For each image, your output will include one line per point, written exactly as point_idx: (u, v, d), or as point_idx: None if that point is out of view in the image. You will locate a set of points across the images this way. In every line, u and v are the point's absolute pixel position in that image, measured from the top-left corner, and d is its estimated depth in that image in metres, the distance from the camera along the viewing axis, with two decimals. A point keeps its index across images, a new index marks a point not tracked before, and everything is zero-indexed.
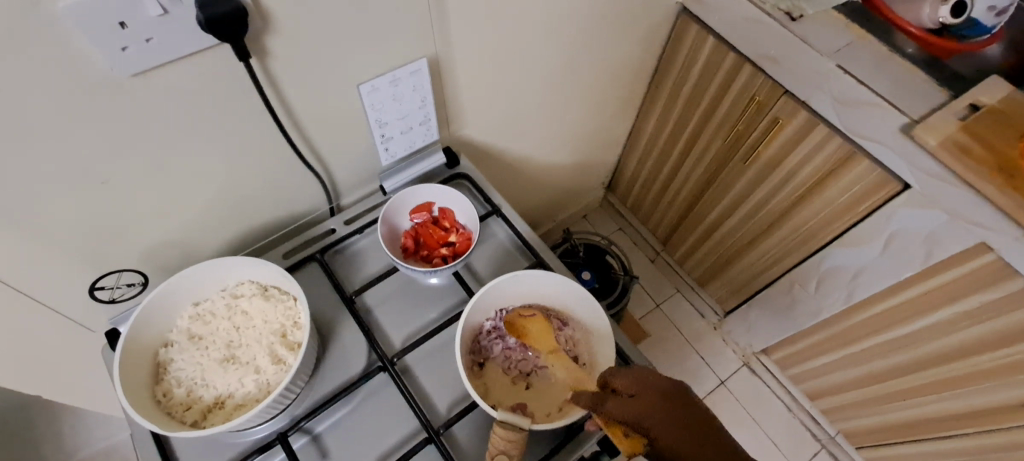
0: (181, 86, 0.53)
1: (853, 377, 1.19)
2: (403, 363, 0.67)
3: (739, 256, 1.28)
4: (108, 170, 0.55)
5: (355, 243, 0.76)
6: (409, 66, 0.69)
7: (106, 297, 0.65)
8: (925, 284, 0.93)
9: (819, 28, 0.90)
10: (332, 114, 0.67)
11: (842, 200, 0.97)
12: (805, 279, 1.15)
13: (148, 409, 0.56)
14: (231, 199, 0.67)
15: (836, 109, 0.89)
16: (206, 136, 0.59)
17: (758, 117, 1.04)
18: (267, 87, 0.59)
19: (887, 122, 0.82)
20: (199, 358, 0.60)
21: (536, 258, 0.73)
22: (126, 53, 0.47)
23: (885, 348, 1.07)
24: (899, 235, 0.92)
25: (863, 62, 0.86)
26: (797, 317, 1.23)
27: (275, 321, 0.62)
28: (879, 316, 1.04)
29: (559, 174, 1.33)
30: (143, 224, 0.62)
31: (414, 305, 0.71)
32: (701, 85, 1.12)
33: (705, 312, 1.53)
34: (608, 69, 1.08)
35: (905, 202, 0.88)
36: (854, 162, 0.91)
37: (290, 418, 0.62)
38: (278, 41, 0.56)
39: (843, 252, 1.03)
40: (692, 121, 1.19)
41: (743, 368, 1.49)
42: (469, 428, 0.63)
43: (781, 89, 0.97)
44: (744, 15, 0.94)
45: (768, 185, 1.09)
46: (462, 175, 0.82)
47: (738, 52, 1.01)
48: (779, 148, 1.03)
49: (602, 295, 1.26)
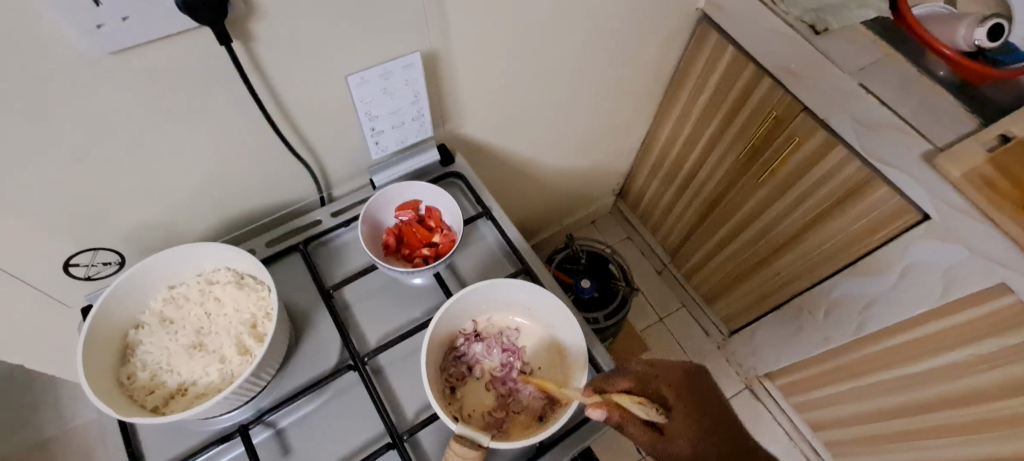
0: (160, 67, 0.52)
1: (857, 411, 1.13)
2: (375, 363, 0.66)
3: (748, 276, 1.23)
4: (83, 148, 0.54)
5: (340, 236, 0.74)
6: (401, 60, 0.67)
7: (82, 274, 0.65)
8: (941, 322, 0.88)
9: (845, 42, 0.85)
10: (321, 103, 0.66)
11: (857, 226, 0.93)
12: (813, 306, 1.10)
13: (108, 391, 0.55)
14: (215, 185, 0.67)
15: (856, 130, 0.84)
16: (187, 120, 0.58)
17: (774, 133, 0.99)
18: (252, 73, 0.58)
19: (908, 148, 0.77)
20: (167, 343, 0.60)
21: (521, 264, 0.71)
22: (101, 31, 0.47)
23: (893, 384, 1.01)
24: (915, 267, 0.87)
25: (888, 82, 0.81)
26: (803, 344, 1.18)
27: (246, 310, 0.61)
28: (890, 350, 0.99)
29: (566, 179, 1.30)
30: (123, 204, 0.62)
31: (392, 304, 0.70)
32: (718, 96, 1.08)
33: (709, 330, 1.48)
34: (621, 74, 1.05)
35: (924, 233, 0.83)
36: (871, 187, 0.87)
37: (255, 410, 0.61)
38: (263, 26, 0.55)
39: (855, 281, 0.98)
40: (707, 133, 1.15)
41: (745, 391, 1.44)
42: (434, 435, 0.61)
43: (800, 105, 0.92)
44: (765, 26, 0.90)
45: (781, 204, 1.05)
46: (454, 174, 0.80)
47: (758, 64, 0.97)
48: (794, 167, 0.98)
49: (600, 305, 1.23)
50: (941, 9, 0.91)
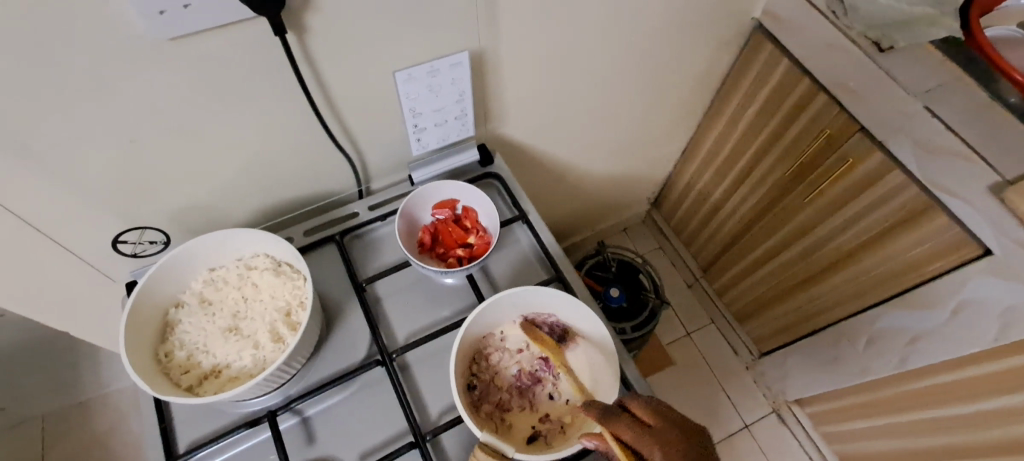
0: (216, 55, 0.53)
1: (891, 449, 1.08)
2: (402, 360, 0.66)
3: (785, 297, 1.19)
4: (137, 130, 0.56)
5: (376, 230, 0.75)
6: (449, 58, 0.66)
7: (129, 251, 0.67)
8: (994, 364, 0.83)
9: (912, 61, 0.81)
10: (367, 97, 0.66)
11: (909, 255, 0.88)
12: (854, 334, 1.05)
13: (146, 368, 0.57)
14: (259, 172, 0.68)
15: (916, 155, 0.80)
16: (237, 108, 0.59)
17: (825, 153, 0.95)
18: (303, 64, 0.58)
19: (973, 177, 0.73)
20: (205, 324, 0.61)
21: (555, 272, 0.70)
22: (163, 17, 0.47)
23: (934, 424, 0.96)
24: (970, 304, 0.82)
25: (956, 106, 0.76)
26: (839, 373, 1.13)
27: (281, 298, 0.62)
28: (935, 388, 0.93)
29: (602, 184, 1.28)
30: (172, 185, 0.63)
31: (423, 302, 0.69)
32: (767, 110, 1.04)
33: (739, 350, 1.44)
34: (667, 81, 1.02)
35: (983, 269, 0.78)
36: (928, 216, 0.82)
37: (284, 397, 0.62)
38: (318, 17, 0.55)
39: (902, 313, 0.93)
40: (752, 147, 1.11)
41: (771, 415, 1.39)
42: (457, 438, 0.60)
43: (856, 125, 0.88)
44: (826, 40, 0.86)
45: (828, 226, 1.00)
46: (493, 175, 0.79)
47: (814, 79, 0.93)
48: (845, 189, 0.94)
49: (628, 315, 1.21)
50: (1009, 32, 0.88)
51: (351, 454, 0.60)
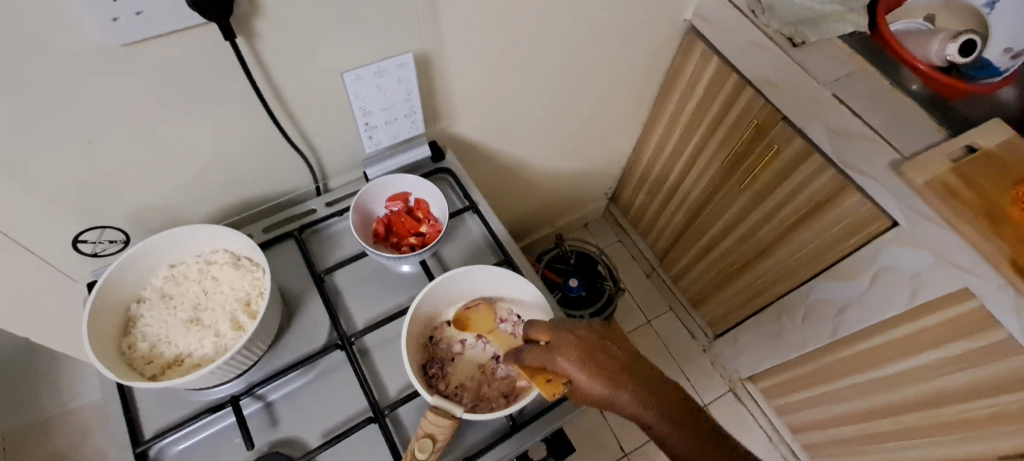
0: (170, 59, 0.57)
1: (834, 414, 1.16)
2: (362, 345, 0.69)
3: (733, 279, 1.26)
4: (95, 132, 0.59)
5: (334, 225, 0.79)
6: (395, 59, 0.71)
7: (90, 251, 0.69)
8: (908, 326, 0.91)
9: (821, 56, 0.90)
10: (319, 98, 0.70)
11: (832, 232, 0.96)
12: (792, 309, 1.13)
13: (111, 359, 0.60)
14: (217, 172, 0.71)
15: (829, 138, 0.88)
16: (193, 110, 0.62)
17: (756, 141, 1.03)
18: (255, 68, 0.62)
19: (877, 157, 0.82)
20: (166, 317, 0.64)
21: (504, 256, 0.75)
22: (117, 23, 0.51)
23: (866, 387, 1.05)
24: (887, 272, 0.90)
25: (860, 94, 0.85)
26: (783, 347, 1.21)
27: (241, 289, 0.66)
28: (863, 353, 1.02)
29: (559, 181, 1.34)
30: (131, 186, 0.66)
31: (380, 290, 0.73)
32: (703, 105, 1.12)
33: (696, 333, 1.52)
34: (611, 80, 1.09)
35: (893, 239, 0.86)
36: (844, 195, 0.91)
37: (247, 383, 0.65)
38: (267, 23, 0.59)
39: (831, 285, 1.02)
40: (692, 142, 1.20)
41: (728, 394, 1.47)
42: (415, 412, 0.65)
43: (779, 114, 0.96)
44: (748, 38, 0.94)
45: (762, 210, 1.08)
46: (444, 170, 0.84)
47: (740, 75, 1.01)
48: (773, 173, 1.02)
49: (587, 303, 1.26)
50: (917, 25, 0.97)
51: (313, 433, 0.63)
